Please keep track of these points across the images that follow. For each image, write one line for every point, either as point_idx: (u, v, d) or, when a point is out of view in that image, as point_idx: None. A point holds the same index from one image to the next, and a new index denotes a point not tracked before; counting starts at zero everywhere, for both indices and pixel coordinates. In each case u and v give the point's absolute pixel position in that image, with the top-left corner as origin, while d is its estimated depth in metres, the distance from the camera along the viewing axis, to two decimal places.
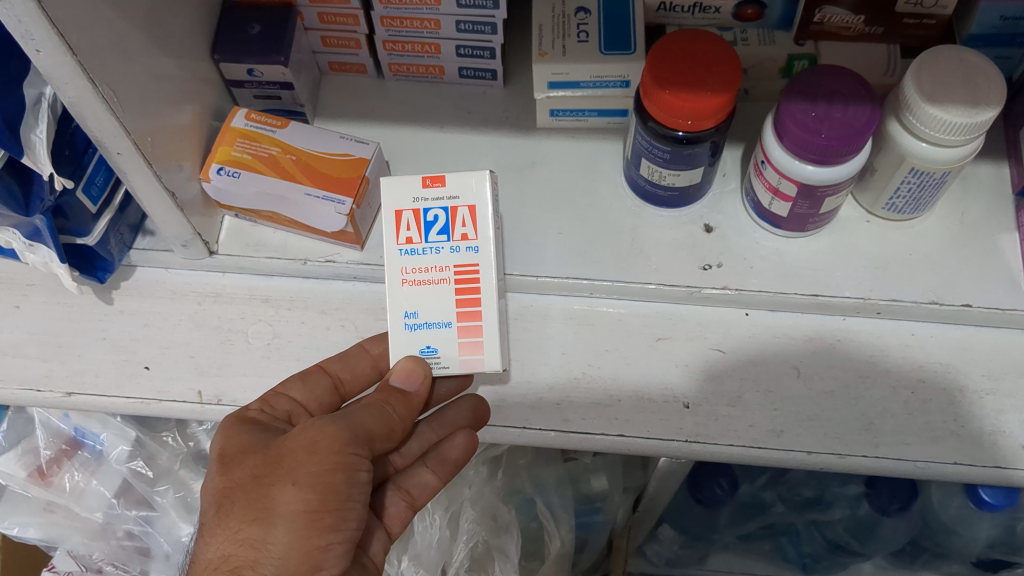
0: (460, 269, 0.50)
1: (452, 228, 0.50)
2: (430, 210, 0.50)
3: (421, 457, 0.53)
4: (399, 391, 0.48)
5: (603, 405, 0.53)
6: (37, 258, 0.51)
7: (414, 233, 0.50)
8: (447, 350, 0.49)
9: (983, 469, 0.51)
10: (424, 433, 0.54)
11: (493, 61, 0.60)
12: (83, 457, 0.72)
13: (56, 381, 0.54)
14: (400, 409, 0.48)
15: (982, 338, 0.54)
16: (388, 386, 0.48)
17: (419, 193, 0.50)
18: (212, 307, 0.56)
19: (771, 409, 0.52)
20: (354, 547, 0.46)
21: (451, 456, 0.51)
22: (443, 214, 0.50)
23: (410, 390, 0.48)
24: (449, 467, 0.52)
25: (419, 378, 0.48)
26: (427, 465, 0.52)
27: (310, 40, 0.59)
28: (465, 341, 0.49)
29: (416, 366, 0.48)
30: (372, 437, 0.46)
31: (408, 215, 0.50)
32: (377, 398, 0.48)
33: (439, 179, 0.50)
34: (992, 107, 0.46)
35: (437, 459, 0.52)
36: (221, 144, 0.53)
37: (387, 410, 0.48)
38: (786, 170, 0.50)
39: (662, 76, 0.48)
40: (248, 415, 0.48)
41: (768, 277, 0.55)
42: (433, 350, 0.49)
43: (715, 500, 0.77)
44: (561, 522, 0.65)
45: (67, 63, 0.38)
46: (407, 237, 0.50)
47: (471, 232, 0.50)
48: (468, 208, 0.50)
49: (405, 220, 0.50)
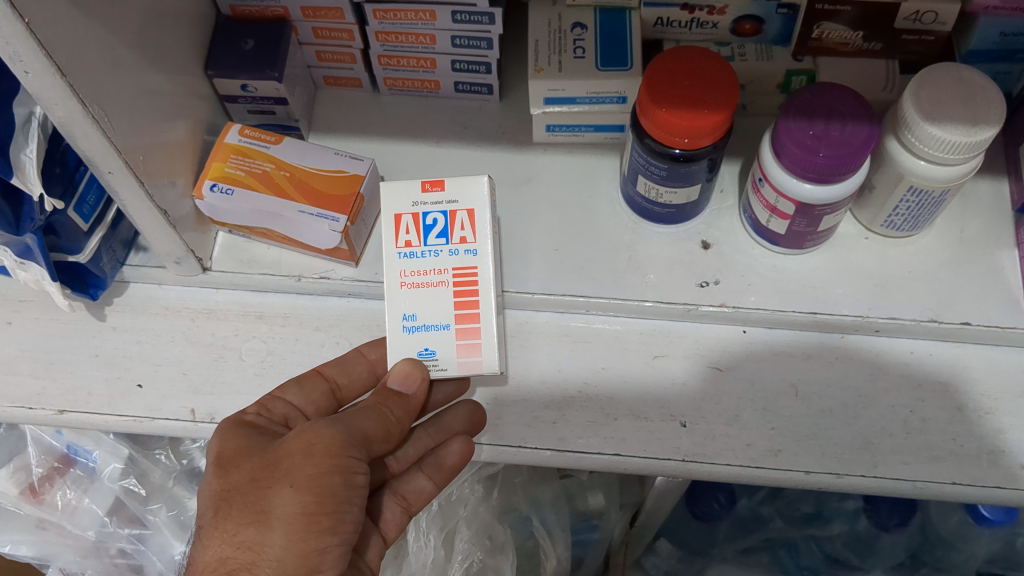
0: (459, 272, 0.49)
1: (452, 231, 0.50)
2: (428, 213, 0.50)
3: (417, 463, 0.52)
4: (397, 394, 0.47)
5: (600, 424, 0.52)
6: (28, 275, 0.50)
7: (413, 236, 0.49)
8: (445, 353, 0.48)
9: (984, 489, 0.50)
10: (420, 438, 0.53)
11: (489, 76, 0.59)
12: (75, 475, 0.71)
13: (48, 399, 0.54)
14: (397, 412, 0.47)
15: (981, 356, 0.54)
16: (386, 389, 0.47)
17: (418, 198, 0.50)
18: (206, 323, 0.56)
19: (769, 428, 0.52)
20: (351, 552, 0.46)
21: (448, 462, 0.50)
22: (442, 218, 0.50)
23: (406, 394, 0.47)
24: (444, 471, 0.51)
25: (416, 381, 0.47)
26: (422, 470, 0.51)
27: (305, 55, 0.59)
28: (463, 344, 0.49)
29: (414, 369, 0.47)
30: (370, 441, 0.46)
31: (408, 219, 0.50)
32: (374, 401, 0.47)
33: (438, 184, 0.50)
34: (991, 126, 0.45)
35: (434, 465, 0.51)
36: (214, 161, 0.53)
37: (385, 413, 0.47)
38: (785, 188, 0.49)
39: (660, 93, 0.48)
40: (245, 419, 0.48)
41: (765, 294, 0.54)
42: (430, 353, 0.48)
43: (712, 514, 0.77)
44: (558, 540, 0.66)
45: (57, 84, 0.37)
46: (407, 241, 0.49)
47: (469, 236, 0.50)
48: (467, 212, 0.50)
49: (404, 224, 0.50)
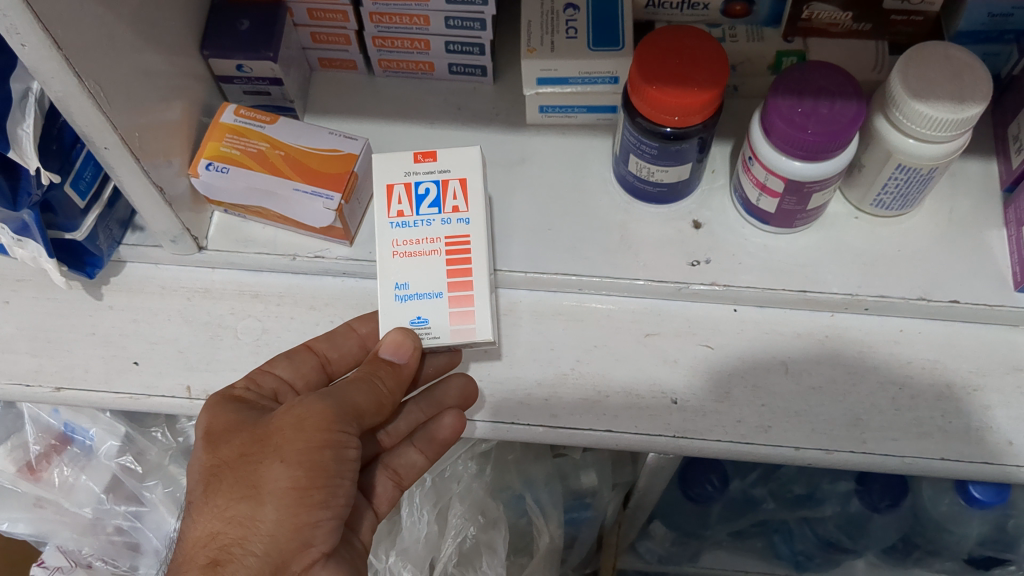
0: (452, 240, 0.50)
1: (444, 200, 0.50)
2: (421, 183, 0.51)
3: (410, 437, 0.53)
4: (389, 364, 0.48)
5: (592, 401, 0.53)
6: (26, 253, 0.51)
7: (405, 206, 0.50)
8: (437, 320, 0.49)
9: (971, 464, 0.51)
10: (411, 413, 0.54)
11: (482, 57, 0.60)
12: (72, 453, 0.72)
13: (44, 376, 0.54)
14: (388, 383, 0.48)
15: (969, 334, 0.54)
16: (378, 358, 0.48)
17: (411, 168, 0.51)
18: (201, 302, 0.56)
19: (758, 405, 0.52)
20: (343, 525, 0.47)
21: (439, 436, 0.51)
22: (434, 188, 0.51)
23: (399, 363, 0.48)
24: (436, 446, 0.52)
25: (408, 351, 0.47)
26: (414, 444, 0.53)
27: (300, 37, 0.59)
28: (455, 311, 0.49)
29: (405, 339, 0.47)
30: (361, 413, 0.46)
31: (400, 188, 0.50)
32: (366, 371, 0.47)
33: (431, 155, 0.51)
34: (978, 104, 0.46)
35: (427, 440, 0.52)
36: (209, 140, 0.53)
37: (376, 384, 0.47)
38: (775, 166, 0.50)
39: (651, 71, 0.48)
40: (234, 393, 0.48)
41: (756, 272, 0.55)
42: (423, 321, 0.49)
43: (705, 497, 0.76)
44: (550, 517, 0.66)
45: (53, 58, 0.38)
46: (399, 210, 0.50)
47: (462, 205, 0.50)
48: (459, 182, 0.51)
49: (396, 194, 0.50)
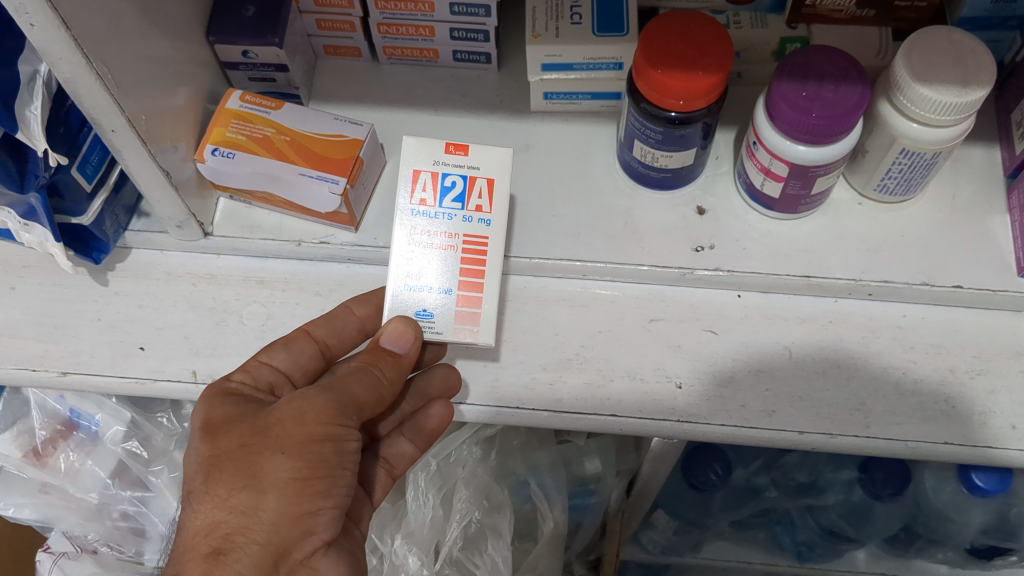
0: (469, 238, 0.50)
1: (468, 197, 0.50)
2: (447, 175, 0.50)
3: (399, 427, 0.55)
4: (390, 354, 0.48)
5: (596, 386, 0.53)
6: (33, 237, 0.51)
7: (429, 195, 0.50)
8: (442, 316, 0.50)
9: (973, 448, 0.51)
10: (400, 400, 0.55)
11: (487, 44, 0.60)
12: (78, 438, 0.72)
13: (51, 361, 0.54)
14: (388, 373, 0.48)
15: (972, 319, 0.55)
16: (379, 348, 0.48)
17: (440, 157, 0.50)
18: (207, 288, 0.57)
19: (763, 390, 0.53)
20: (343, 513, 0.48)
21: (427, 426, 0.53)
22: (461, 182, 0.50)
23: (399, 354, 0.48)
24: (425, 436, 0.54)
25: (409, 341, 0.47)
26: (404, 434, 0.55)
27: (305, 24, 0.60)
28: (463, 311, 0.50)
29: (406, 329, 0.47)
30: (362, 406, 0.46)
31: (426, 176, 0.50)
32: (366, 360, 0.48)
33: (462, 148, 0.50)
34: (981, 87, 0.46)
35: (415, 430, 0.54)
36: (215, 126, 0.53)
37: (376, 375, 0.48)
38: (779, 151, 0.50)
39: (656, 55, 0.48)
40: (229, 387, 0.48)
41: (759, 258, 0.55)
42: (428, 314, 0.50)
43: (710, 486, 0.75)
44: (555, 504, 0.66)
45: (62, 38, 0.38)
46: (421, 199, 0.50)
47: (485, 206, 0.50)
48: (486, 181, 0.50)
49: (422, 181, 0.50)
